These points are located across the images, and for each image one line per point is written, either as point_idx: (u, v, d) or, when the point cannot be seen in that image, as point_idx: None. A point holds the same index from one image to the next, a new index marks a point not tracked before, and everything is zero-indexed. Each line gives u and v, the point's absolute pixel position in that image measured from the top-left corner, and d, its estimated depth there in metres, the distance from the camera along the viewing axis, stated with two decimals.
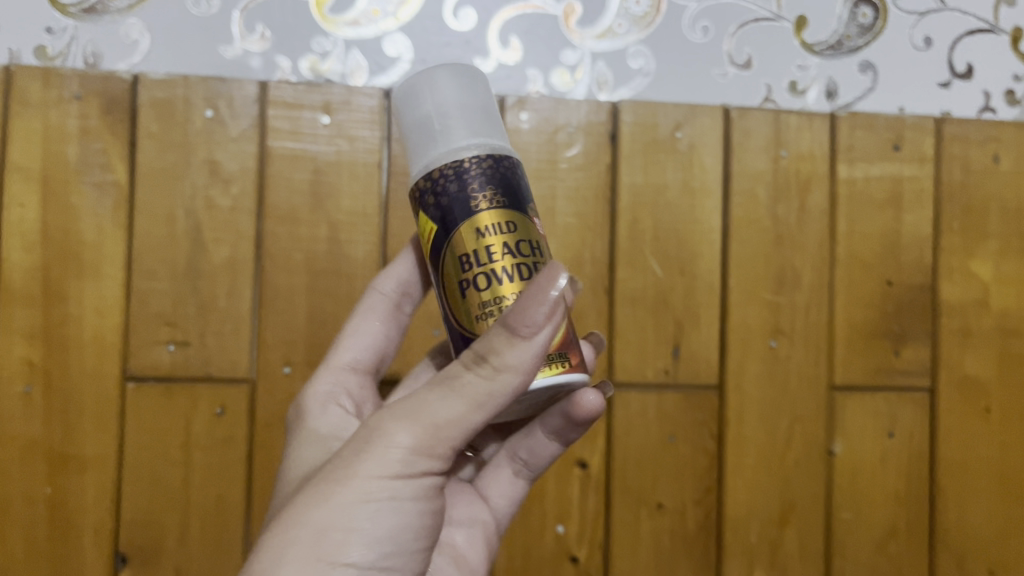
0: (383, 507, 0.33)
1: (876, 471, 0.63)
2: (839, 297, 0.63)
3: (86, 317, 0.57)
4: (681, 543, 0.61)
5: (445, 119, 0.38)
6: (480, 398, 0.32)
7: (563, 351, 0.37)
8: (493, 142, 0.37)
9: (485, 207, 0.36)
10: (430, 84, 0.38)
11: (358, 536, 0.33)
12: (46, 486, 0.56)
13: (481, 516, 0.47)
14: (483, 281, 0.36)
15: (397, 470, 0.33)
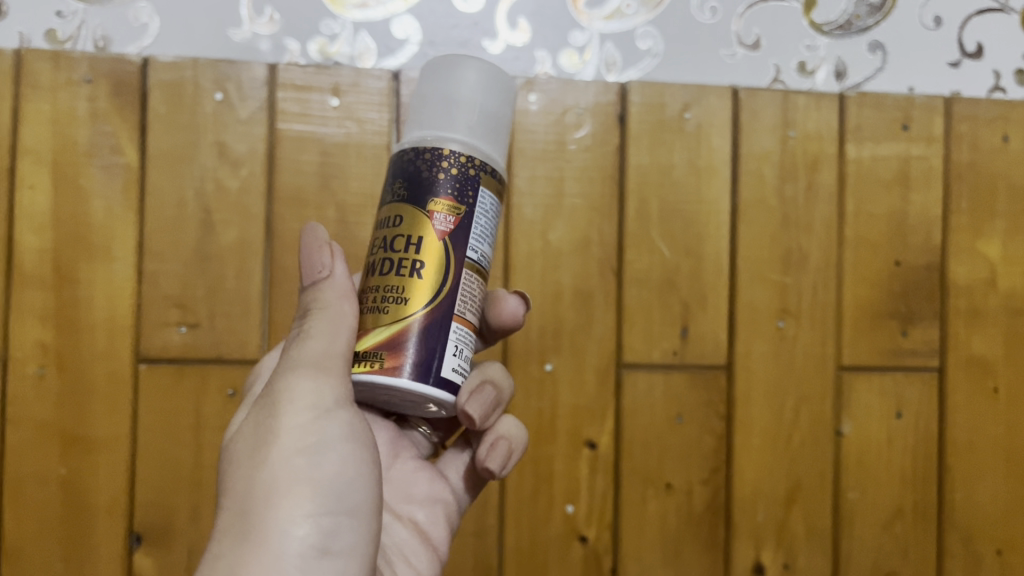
0: (310, 458, 0.36)
1: (883, 452, 0.64)
2: (847, 278, 0.63)
3: (97, 300, 0.57)
4: (689, 522, 0.62)
5: (452, 103, 0.36)
6: (316, 335, 0.36)
7: (380, 349, 0.34)
8: (483, 148, 0.36)
9: (395, 193, 0.35)
10: (453, 69, 0.37)
11: (299, 492, 0.35)
12: (60, 466, 0.57)
13: (444, 495, 0.47)
14: (382, 264, 0.35)
15: (305, 418, 0.36)
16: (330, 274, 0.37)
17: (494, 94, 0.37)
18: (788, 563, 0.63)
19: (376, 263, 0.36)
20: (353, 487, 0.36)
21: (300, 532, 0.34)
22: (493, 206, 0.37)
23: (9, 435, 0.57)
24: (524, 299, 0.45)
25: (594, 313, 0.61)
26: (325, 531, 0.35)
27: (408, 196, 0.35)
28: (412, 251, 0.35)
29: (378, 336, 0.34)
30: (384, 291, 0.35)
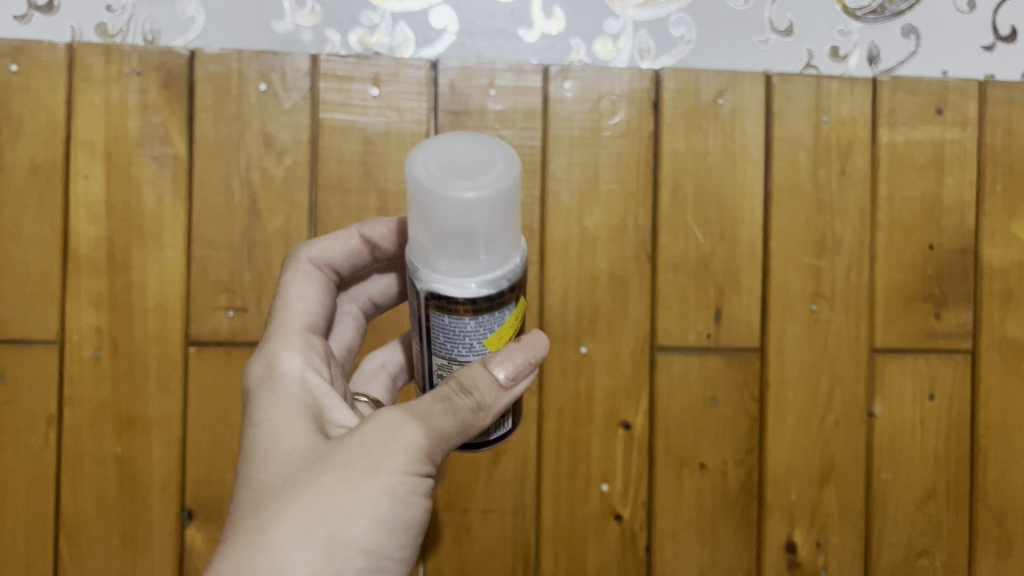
0: (391, 508, 0.35)
1: (916, 433, 0.64)
2: (881, 261, 0.64)
3: (149, 285, 0.59)
4: (723, 501, 0.63)
5: (451, 233, 0.32)
6: (467, 415, 0.35)
7: None
8: (500, 272, 0.33)
9: None
10: (433, 182, 0.32)
11: (369, 537, 0.34)
12: (115, 445, 0.59)
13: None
14: None
15: (405, 471, 0.35)
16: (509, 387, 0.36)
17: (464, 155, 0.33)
18: (821, 542, 0.64)
19: None
20: (407, 549, 0.36)
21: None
22: None
23: (68, 416, 0.59)
24: None
25: (630, 297, 0.62)
26: None
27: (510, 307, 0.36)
28: None
29: None
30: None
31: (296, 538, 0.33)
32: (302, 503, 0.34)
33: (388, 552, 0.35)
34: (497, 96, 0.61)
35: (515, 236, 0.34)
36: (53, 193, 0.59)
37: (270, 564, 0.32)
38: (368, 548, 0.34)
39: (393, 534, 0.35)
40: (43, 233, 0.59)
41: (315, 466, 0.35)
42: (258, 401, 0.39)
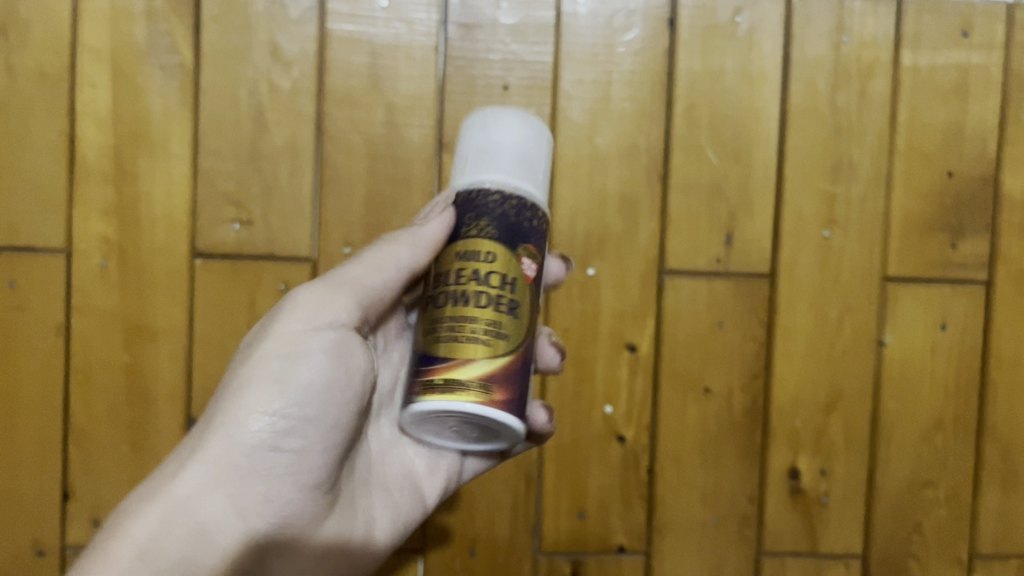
0: (292, 365, 0.40)
1: (926, 363, 0.63)
2: (897, 188, 0.63)
3: (156, 195, 0.59)
4: (727, 427, 0.63)
5: (483, 151, 0.41)
6: (380, 265, 0.43)
7: (492, 382, 0.37)
8: (516, 185, 0.40)
9: (470, 233, 0.39)
10: (487, 121, 0.41)
11: (269, 396, 0.40)
12: (123, 354, 0.60)
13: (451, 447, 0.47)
14: (481, 298, 0.38)
15: (299, 327, 0.41)
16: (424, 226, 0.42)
17: (500, 126, 0.41)
18: (825, 470, 0.63)
19: (472, 292, 0.38)
20: (327, 419, 0.41)
21: (252, 436, 0.39)
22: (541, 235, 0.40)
23: (76, 323, 0.59)
24: (566, 260, 0.55)
25: (639, 218, 0.61)
26: (275, 441, 0.40)
27: (496, 236, 0.39)
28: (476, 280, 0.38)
29: (486, 367, 0.37)
30: (479, 324, 0.38)
31: (210, 408, 0.40)
32: (230, 376, 0.41)
33: (296, 414, 0.40)
34: (509, 9, 0.60)
35: (521, 169, 0.40)
36: (59, 101, 0.59)
37: (190, 437, 0.40)
38: (268, 405, 0.40)
39: (300, 396, 0.40)
40: (49, 140, 0.59)
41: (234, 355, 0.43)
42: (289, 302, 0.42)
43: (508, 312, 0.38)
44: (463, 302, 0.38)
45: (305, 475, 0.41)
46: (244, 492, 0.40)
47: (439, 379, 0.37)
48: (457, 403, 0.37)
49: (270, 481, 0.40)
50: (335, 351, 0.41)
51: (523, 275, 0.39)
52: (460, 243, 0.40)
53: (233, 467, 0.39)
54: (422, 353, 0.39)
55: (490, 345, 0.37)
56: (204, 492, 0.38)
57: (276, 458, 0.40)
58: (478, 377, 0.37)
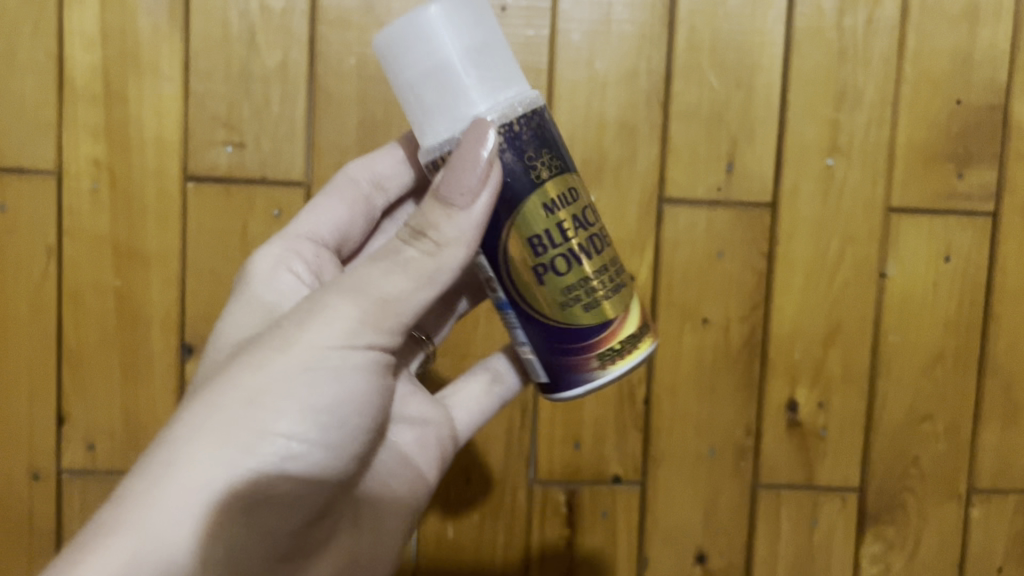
0: (314, 383, 0.38)
1: (928, 295, 0.63)
2: (903, 116, 0.61)
3: (147, 117, 0.58)
4: (725, 358, 0.62)
5: (443, 70, 0.37)
6: (425, 274, 0.39)
7: (646, 322, 0.43)
8: (504, 98, 0.38)
9: (542, 176, 0.39)
10: (422, 31, 0.37)
11: (283, 419, 0.37)
12: (115, 278, 0.59)
13: (434, 416, 0.49)
14: (596, 240, 0.41)
15: (332, 342, 0.38)
16: (469, 203, 0.38)
17: (459, 31, 0.37)
18: (823, 402, 0.63)
19: (588, 241, 0.41)
20: (338, 439, 0.40)
21: (262, 461, 0.37)
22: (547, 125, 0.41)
23: (67, 246, 0.59)
24: None
25: (638, 145, 0.60)
26: (282, 468, 0.38)
27: (558, 168, 0.40)
28: (582, 231, 0.40)
29: (635, 319, 0.43)
30: (607, 267, 0.41)
31: (205, 419, 0.37)
32: (232, 385, 0.38)
33: (309, 437, 0.38)
34: None
35: (501, 68, 0.39)
36: (46, 20, 0.57)
37: (177, 451, 0.36)
38: (279, 430, 0.37)
39: (317, 419, 0.38)
40: (38, 60, 0.58)
41: (237, 354, 0.39)
42: (318, 309, 0.39)
43: (606, 242, 0.42)
44: (585, 257, 0.40)
45: (303, 503, 0.39)
46: (236, 524, 0.37)
47: (614, 348, 0.42)
48: (640, 356, 0.43)
49: (274, 512, 0.38)
50: (362, 367, 0.39)
51: (588, 196, 0.42)
52: (538, 196, 0.39)
53: (230, 503, 0.36)
54: (564, 332, 0.41)
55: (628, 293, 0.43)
56: (196, 531, 0.35)
57: (285, 488, 0.38)
58: (639, 319, 0.43)
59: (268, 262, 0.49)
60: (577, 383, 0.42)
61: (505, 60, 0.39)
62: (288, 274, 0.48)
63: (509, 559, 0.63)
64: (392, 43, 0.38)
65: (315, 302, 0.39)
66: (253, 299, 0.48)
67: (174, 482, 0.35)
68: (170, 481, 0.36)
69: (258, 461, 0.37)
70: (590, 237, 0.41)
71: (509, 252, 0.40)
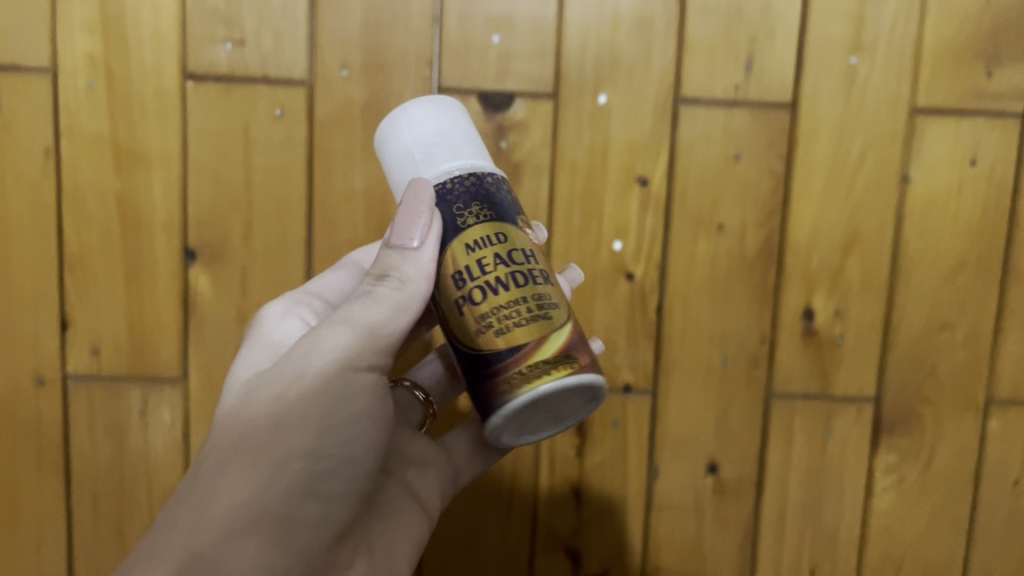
0: (331, 406, 0.42)
1: (951, 201, 0.60)
2: (932, 11, 0.58)
3: (143, 12, 0.56)
4: (739, 264, 0.60)
5: (425, 147, 0.43)
6: (397, 304, 0.42)
7: (572, 353, 0.41)
8: (468, 163, 0.43)
9: (469, 222, 0.41)
10: (402, 121, 0.44)
11: (307, 435, 0.41)
12: (115, 180, 0.58)
13: (435, 459, 0.53)
14: (517, 277, 0.41)
15: (340, 367, 0.42)
16: (420, 247, 0.42)
17: (419, 118, 0.44)
18: (840, 310, 0.61)
19: (505, 277, 0.41)
20: (357, 454, 0.43)
21: (293, 475, 0.41)
22: (511, 190, 0.44)
23: (65, 147, 0.57)
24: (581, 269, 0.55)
25: (653, 43, 0.58)
26: (311, 481, 0.42)
27: (490, 215, 0.42)
28: (500, 268, 0.41)
29: (557, 346, 0.40)
30: (529, 301, 0.40)
31: (235, 446, 0.41)
32: (254, 415, 0.42)
33: (334, 450, 0.42)
34: None
35: (475, 149, 0.44)
36: None
37: (211, 477, 0.40)
38: (303, 446, 0.41)
39: (335, 438, 0.42)
40: None
41: (250, 393, 0.43)
42: (318, 340, 0.42)
43: (538, 282, 0.41)
44: (502, 289, 0.40)
45: (332, 515, 0.43)
46: (276, 541, 0.40)
47: (527, 373, 0.40)
48: (560, 380, 0.40)
49: (304, 528, 0.41)
50: (367, 390, 0.43)
51: (524, 244, 0.42)
52: (459, 238, 0.41)
53: (269, 519, 0.40)
54: (483, 359, 0.40)
55: (551, 325, 0.40)
56: (236, 550, 0.38)
57: (311, 506, 0.42)
58: (563, 349, 0.40)
59: (276, 312, 0.50)
60: (495, 412, 0.40)
61: (482, 145, 0.45)
62: (296, 321, 0.50)
63: (519, 463, 0.63)
64: (380, 143, 0.46)
65: (313, 334, 0.43)
66: (261, 339, 0.49)
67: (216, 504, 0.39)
68: (212, 507, 0.39)
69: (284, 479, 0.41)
70: (508, 274, 0.41)
71: (444, 294, 0.42)
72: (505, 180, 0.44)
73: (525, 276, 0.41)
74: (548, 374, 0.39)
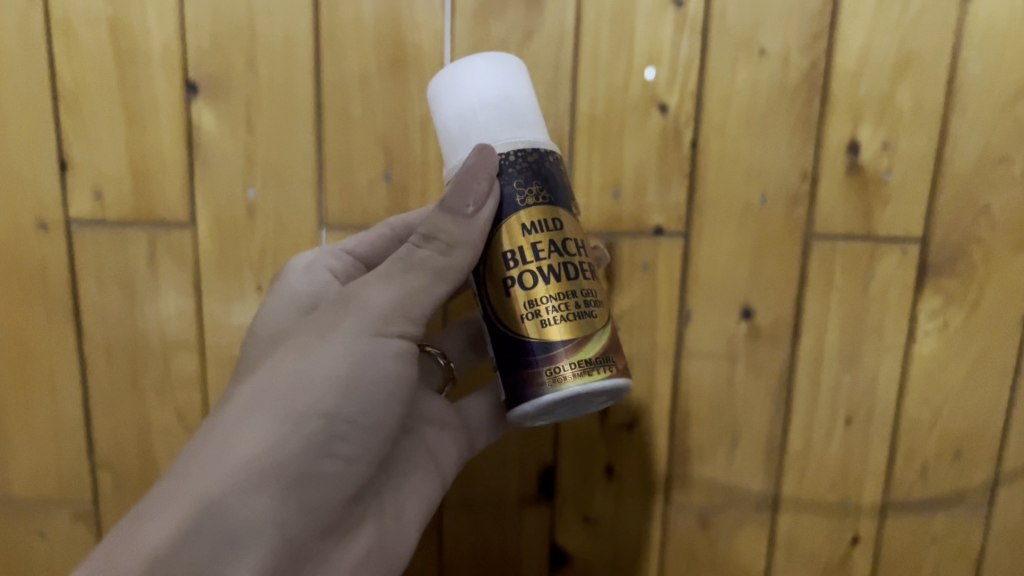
0: (352, 369, 0.44)
1: (1015, 20, 0.55)
2: None
3: None
4: (781, 94, 0.56)
5: (492, 105, 0.43)
6: (438, 269, 0.45)
7: (609, 355, 0.44)
8: (526, 140, 0.44)
9: (529, 202, 0.44)
10: (465, 75, 0.44)
11: (327, 395, 0.43)
12: (106, 7, 0.54)
13: (452, 421, 0.56)
14: (568, 269, 0.44)
15: (366, 330, 0.45)
16: (474, 212, 0.44)
17: (476, 76, 0.43)
18: (888, 144, 0.57)
19: (558, 266, 0.44)
20: (376, 415, 0.45)
21: (311, 432, 0.43)
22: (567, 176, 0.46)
23: None
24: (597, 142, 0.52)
25: None
26: (328, 443, 0.44)
27: (551, 200, 0.45)
28: (554, 256, 0.44)
29: (597, 346, 0.44)
30: (574, 296, 0.44)
31: (258, 396, 0.43)
32: (280, 367, 0.44)
33: (352, 413, 0.44)
34: None
35: (533, 123, 0.45)
36: None
37: (234, 427, 0.43)
38: (321, 407, 0.43)
39: (354, 397, 0.44)
40: None
41: (281, 347, 0.46)
42: (350, 307, 0.45)
43: (582, 275, 0.45)
44: (552, 278, 0.44)
45: (346, 477, 0.45)
46: (290, 497, 0.42)
47: (570, 363, 0.43)
48: (595, 380, 0.43)
49: (316, 486, 0.44)
50: (397, 355, 0.45)
51: (576, 235, 0.45)
52: (518, 215, 0.44)
53: (284, 473, 0.42)
54: (523, 345, 0.44)
55: (594, 325, 0.44)
56: (248, 499, 0.41)
57: (328, 464, 0.44)
58: (601, 352, 0.44)
59: (305, 260, 0.54)
60: (529, 399, 0.44)
61: (540, 115, 0.45)
62: (324, 271, 0.53)
63: None
64: (433, 96, 0.45)
65: (349, 295, 0.46)
66: (285, 291, 0.53)
67: (233, 453, 0.42)
68: (228, 453, 0.42)
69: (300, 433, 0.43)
70: (561, 266, 0.44)
71: (492, 272, 0.45)
72: (557, 154, 0.46)
73: (574, 277, 0.44)
74: (586, 373, 0.43)
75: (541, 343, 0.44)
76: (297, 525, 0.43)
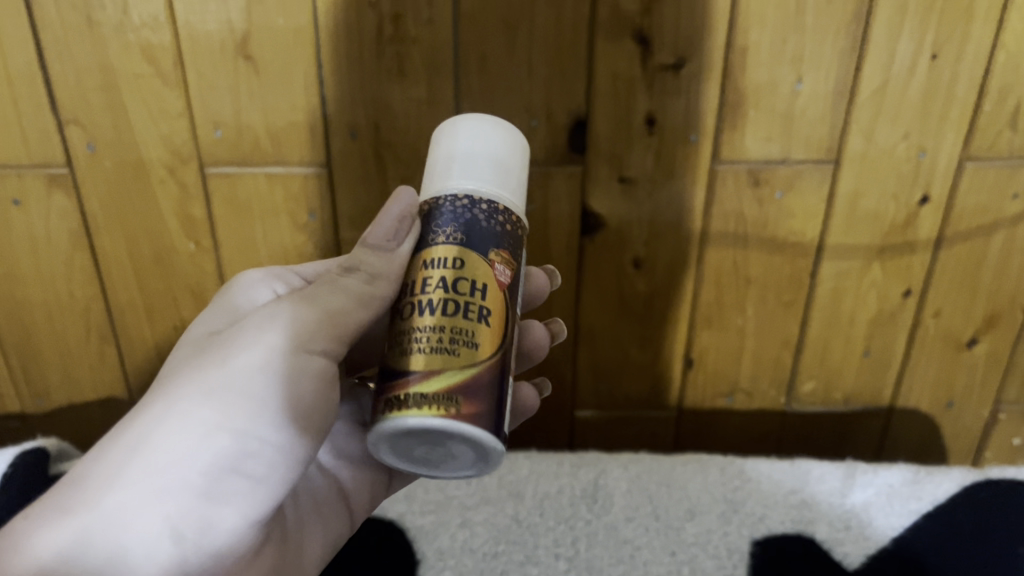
0: (271, 383, 0.36)
1: None
2: None
3: None
4: None
5: (448, 157, 0.36)
6: (362, 297, 0.38)
7: (455, 393, 0.32)
8: (461, 189, 0.35)
9: (439, 239, 0.34)
10: (444, 130, 0.37)
11: (236, 411, 0.35)
12: None
13: (376, 461, 0.46)
14: (445, 305, 0.33)
15: (288, 343, 0.37)
16: (396, 247, 0.37)
17: (450, 129, 0.36)
18: None
19: (433, 301, 0.33)
20: (296, 441, 0.37)
21: (216, 449, 0.35)
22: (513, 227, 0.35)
23: None
24: None
25: None
26: (239, 465, 0.35)
27: (465, 240, 0.34)
28: (436, 291, 0.33)
29: (442, 381, 0.32)
30: (445, 334, 0.33)
31: (162, 402, 0.36)
32: (190, 373, 0.37)
33: (268, 434, 0.36)
34: None
35: (485, 176, 0.35)
36: None
37: (132, 428, 0.35)
38: (232, 423, 0.35)
39: (272, 422, 0.36)
40: None
41: (197, 354, 0.38)
42: (272, 313, 0.38)
43: (478, 322, 0.33)
44: (427, 312, 0.33)
45: (260, 503, 0.37)
46: (190, 518, 0.35)
47: (412, 393, 0.32)
48: (424, 419, 0.31)
49: (227, 507, 0.35)
50: (320, 376, 0.38)
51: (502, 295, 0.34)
52: (423, 251, 0.35)
53: (184, 492, 0.34)
54: (384, 373, 0.34)
55: (453, 362, 0.32)
56: (142, 509, 0.34)
57: (238, 484, 0.36)
58: (445, 388, 0.32)
59: (254, 277, 0.44)
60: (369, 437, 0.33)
61: (497, 173, 0.35)
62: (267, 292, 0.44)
63: None
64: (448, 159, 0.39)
65: (279, 305, 0.38)
66: (226, 305, 0.43)
67: (127, 461, 0.34)
68: (124, 459, 0.34)
69: (206, 456, 0.35)
70: (438, 293, 0.33)
71: (395, 304, 0.36)
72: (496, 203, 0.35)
73: (452, 308, 0.33)
74: (419, 409, 0.31)
75: (389, 371, 0.33)
76: (192, 556, 0.35)
